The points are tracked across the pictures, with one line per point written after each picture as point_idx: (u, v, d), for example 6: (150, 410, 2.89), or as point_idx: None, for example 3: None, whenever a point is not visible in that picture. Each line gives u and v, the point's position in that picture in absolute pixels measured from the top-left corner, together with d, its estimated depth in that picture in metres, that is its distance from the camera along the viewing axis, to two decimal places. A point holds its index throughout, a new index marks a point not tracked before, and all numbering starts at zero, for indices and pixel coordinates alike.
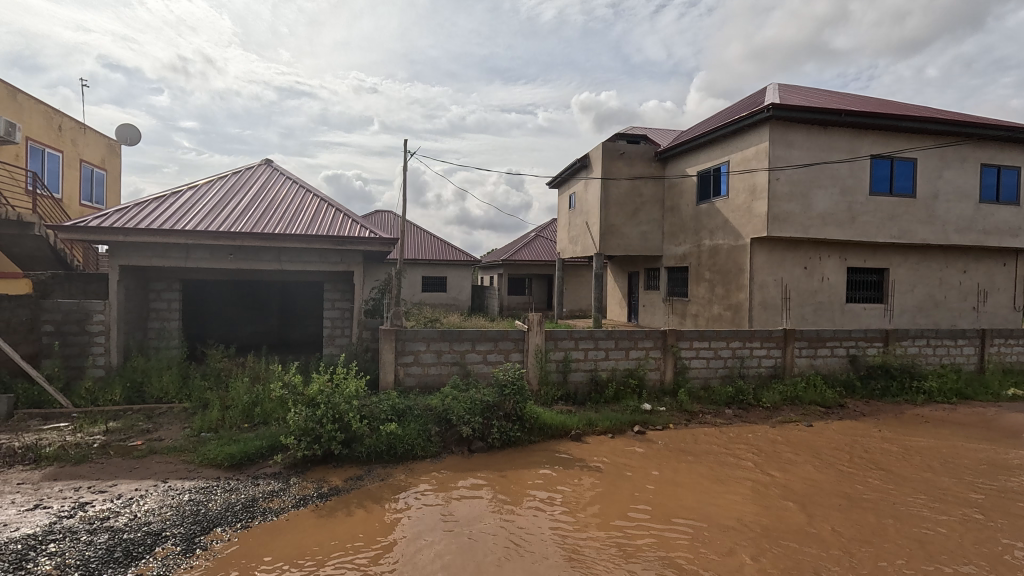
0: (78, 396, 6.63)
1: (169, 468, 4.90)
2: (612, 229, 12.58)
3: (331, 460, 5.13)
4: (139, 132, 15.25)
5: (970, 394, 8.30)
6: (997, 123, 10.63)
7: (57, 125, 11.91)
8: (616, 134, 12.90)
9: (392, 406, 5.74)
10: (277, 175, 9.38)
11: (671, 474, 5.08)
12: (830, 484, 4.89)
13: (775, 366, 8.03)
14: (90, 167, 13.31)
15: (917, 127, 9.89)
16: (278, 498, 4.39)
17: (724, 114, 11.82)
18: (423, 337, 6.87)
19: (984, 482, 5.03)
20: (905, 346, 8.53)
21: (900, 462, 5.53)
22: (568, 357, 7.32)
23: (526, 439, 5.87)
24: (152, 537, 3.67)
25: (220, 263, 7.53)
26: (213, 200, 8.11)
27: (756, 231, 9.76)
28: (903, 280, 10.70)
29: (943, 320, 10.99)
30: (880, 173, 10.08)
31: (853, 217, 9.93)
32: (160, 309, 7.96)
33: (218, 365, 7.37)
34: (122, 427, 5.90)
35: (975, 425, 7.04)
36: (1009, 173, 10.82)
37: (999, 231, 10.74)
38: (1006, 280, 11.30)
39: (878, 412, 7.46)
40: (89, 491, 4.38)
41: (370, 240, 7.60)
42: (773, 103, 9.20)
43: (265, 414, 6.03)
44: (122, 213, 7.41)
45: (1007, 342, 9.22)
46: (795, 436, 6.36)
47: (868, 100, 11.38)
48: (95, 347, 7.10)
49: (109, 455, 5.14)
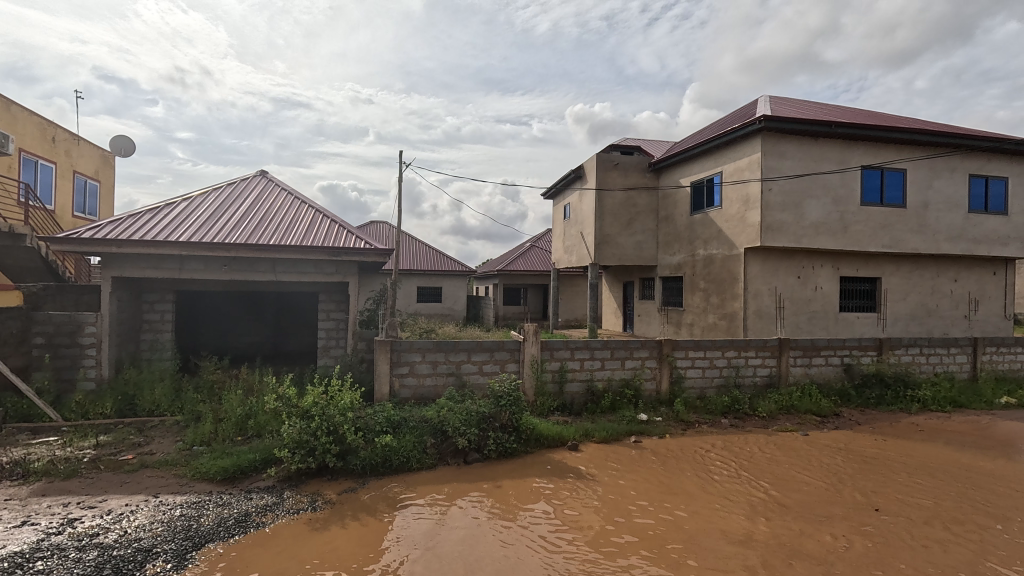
0: (69, 409, 6.57)
1: (161, 483, 4.83)
2: (608, 238, 12.63)
3: (326, 473, 5.09)
4: (134, 144, 15.24)
5: (964, 402, 8.32)
6: (985, 135, 10.78)
7: (51, 136, 11.88)
8: (611, 145, 12.99)
9: (387, 418, 5.68)
10: (272, 186, 9.39)
11: (665, 482, 5.12)
12: (820, 494, 4.85)
13: (770, 375, 8.05)
14: (84, 178, 13.27)
15: (906, 138, 10.03)
16: (272, 512, 4.33)
17: (718, 126, 11.92)
18: (418, 348, 6.83)
19: (975, 489, 5.06)
20: (898, 355, 8.59)
21: (894, 471, 5.55)
22: (564, 367, 7.30)
23: (523, 450, 5.86)
24: (142, 554, 3.60)
25: (216, 274, 7.52)
26: (207, 211, 8.11)
27: (749, 240, 9.83)
28: (895, 288, 10.79)
29: (936, 328, 11.08)
30: (871, 184, 10.19)
31: (845, 226, 10.02)
32: (153, 321, 7.92)
33: (211, 377, 7.32)
34: (113, 441, 5.83)
35: (968, 434, 7.06)
36: (998, 183, 10.96)
37: (989, 240, 10.86)
38: (997, 288, 11.42)
39: (874, 421, 7.46)
40: (78, 506, 4.31)
41: (365, 251, 7.55)
42: (765, 115, 9.31)
43: (258, 427, 5.99)
44: (117, 224, 7.37)
45: (999, 350, 9.27)
46: (790, 445, 6.40)
47: (858, 112, 11.54)
48: (86, 359, 7.01)
49: (100, 470, 5.06)
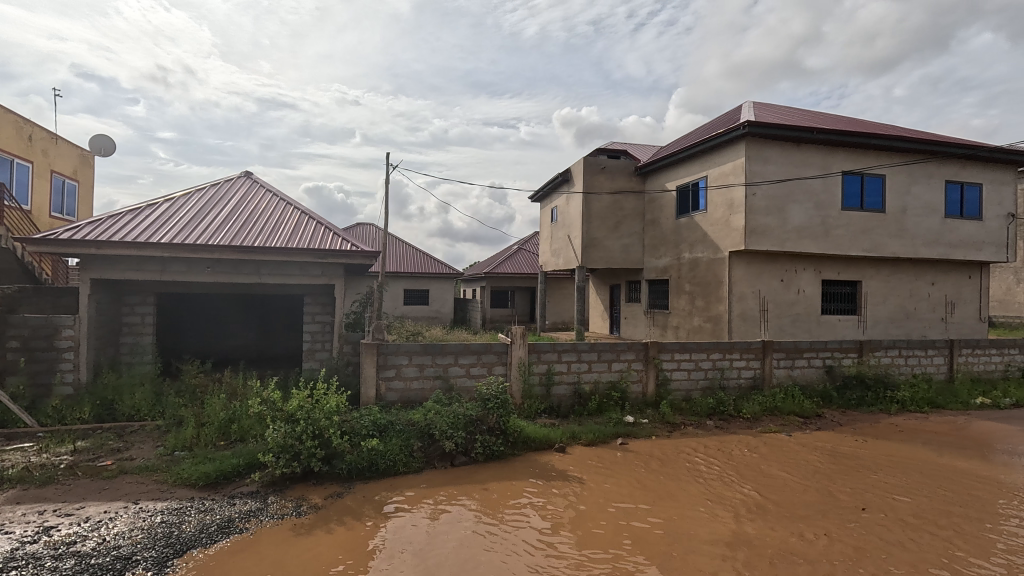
0: (45, 414, 6.43)
1: (141, 489, 4.74)
2: (595, 241, 12.70)
3: (311, 477, 5.04)
4: (114, 143, 14.95)
5: (941, 402, 8.51)
6: (961, 142, 11.07)
7: (27, 135, 11.61)
8: (598, 149, 13.09)
9: (373, 422, 5.62)
10: (257, 187, 9.29)
11: (651, 483, 5.16)
12: (804, 494, 4.93)
13: (754, 377, 8.16)
14: (61, 178, 12.97)
15: (885, 145, 10.27)
16: (256, 518, 4.26)
17: (703, 131, 12.08)
18: (404, 351, 6.80)
19: (958, 489, 5.16)
20: (878, 356, 8.76)
21: (879, 471, 5.64)
22: (551, 370, 7.32)
23: (510, 453, 5.86)
24: (121, 562, 3.52)
25: (199, 276, 7.40)
26: (191, 212, 7.99)
27: (734, 244, 9.97)
28: (875, 291, 11.02)
29: (914, 330, 11.32)
30: (852, 189, 10.41)
31: (827, 231, 10.21)
32: (134, 323, 7.76)
33: (194, 382, 7.19)
34: (91, 447, 5.70)
35: (947, 434, 7.21)
36: (973, 189, 11.26)
37: (964, 245, 11.14)
38: (972, 292, 11.72)
39: (855, 422, 7.61)
40: (54, 514, 4.20)
41: (351, 253, 7.50)
42: (749, 120, 9.46)
43: (242, 431, 5.90)
44: (96, 225, 7.23)
45: (974, 352, 9.50)
46: (775, 446, 6.48)
47: (839, 118, 11.77)
48: (64, 363, 6.84)
49: (78, 476, 4.94)
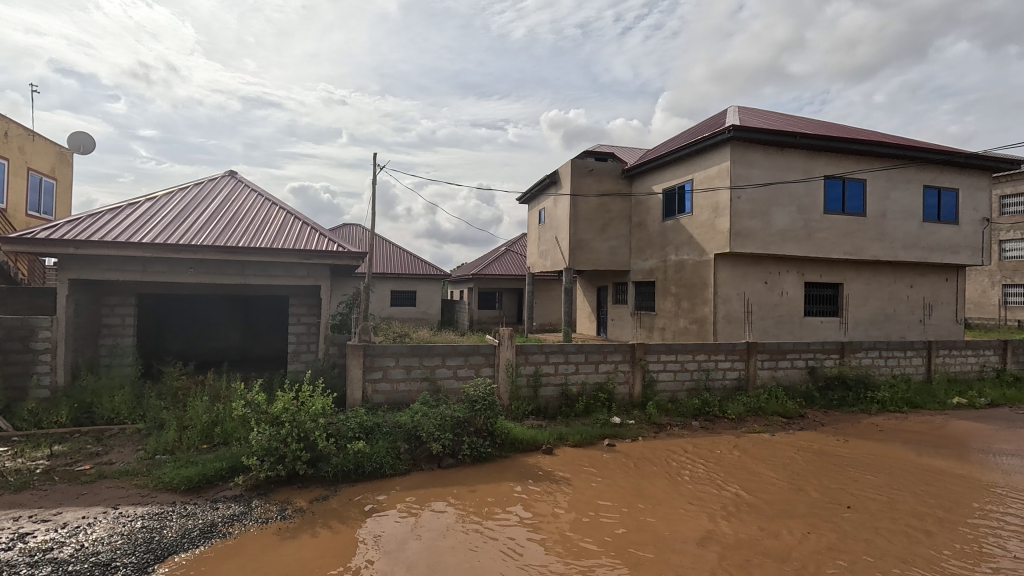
0: (21, 418, 6.28)
1: (121, 494, 4.64)
2: (582, 243, 12.76)
3: (296, 481, 4.99)
4: (94, 141, 14.66)
5: (919, 402, 8.70)
6: (938, 148, 11.35)
7: (3, 132, 11.34)
8: (585, 151, 13.16)
9: (360, 424, 5.56)
10: (241, 187, 9.17)
11: (638, 484, 5.20)
12: (788, 494, 5.00)
13: (739, 378, 8.26)
14: (39, 176, 12.69)
15: (865, 150, 10.48)
16: (239, 522, 4.20)
17: (689, 134, 12.22)
18: (391, 353, 6.76)
19: (938, 488, 5.28)
20: (859, 358, 8.93)
21: (862, 470, 5.75)
22: (539, 371, 7.34)
23: (498, 454, 5.85)
24: (99, 569, 3.45)
25: (181, 277, 7.28)
26: (173, 212, 7.86)
27: (719, 246, 10.09)
28: (856, 293, 11.23)
29: (893, 332, 11.56)
30: (834, 193, 10.60)
31: (810, 234, 10.38)
32: (113, 324, 7.61)
33: (176, 384, 7.06)
34: (69, 451, 5.57)
35: (925, 434, 7.37)
36: (950, 194, 11.54)
37: (942, 248, 11.41)
38: (949, 294, 12.00)
39: (836, 422, 7.74)
40: (30, 520, 4.10)
41: (337, 254, 7.45)
42: (734, 125, 9.59)
43: (225, 434, 5.82)
44: (75, 224, 7.08)
45: (951, 353, 9.73)
46: (760, 446, 6.56)
47: (821, 123, 11.99)
48: (40, 366, 6.67)
49: (55, 481, 4.83)
